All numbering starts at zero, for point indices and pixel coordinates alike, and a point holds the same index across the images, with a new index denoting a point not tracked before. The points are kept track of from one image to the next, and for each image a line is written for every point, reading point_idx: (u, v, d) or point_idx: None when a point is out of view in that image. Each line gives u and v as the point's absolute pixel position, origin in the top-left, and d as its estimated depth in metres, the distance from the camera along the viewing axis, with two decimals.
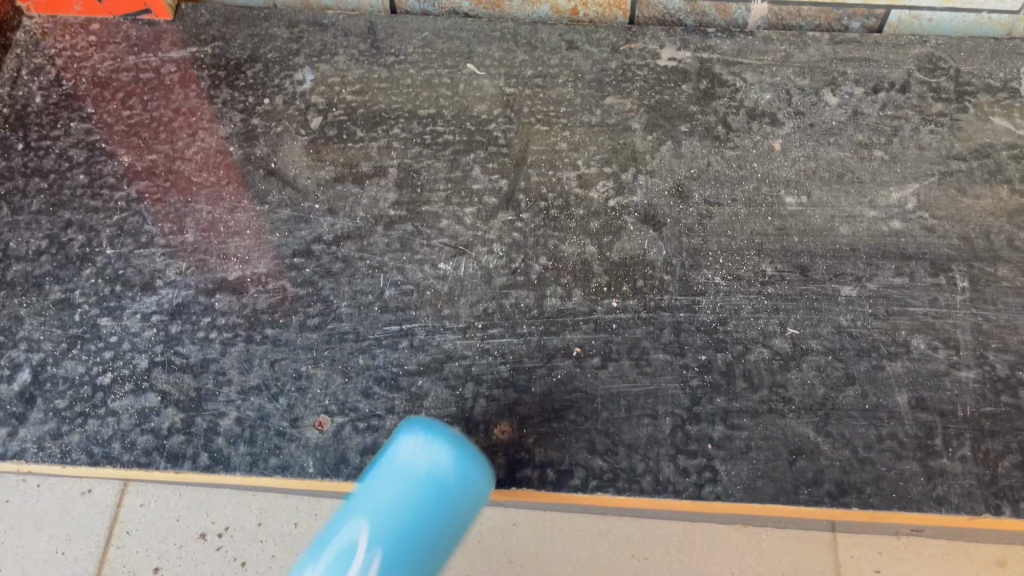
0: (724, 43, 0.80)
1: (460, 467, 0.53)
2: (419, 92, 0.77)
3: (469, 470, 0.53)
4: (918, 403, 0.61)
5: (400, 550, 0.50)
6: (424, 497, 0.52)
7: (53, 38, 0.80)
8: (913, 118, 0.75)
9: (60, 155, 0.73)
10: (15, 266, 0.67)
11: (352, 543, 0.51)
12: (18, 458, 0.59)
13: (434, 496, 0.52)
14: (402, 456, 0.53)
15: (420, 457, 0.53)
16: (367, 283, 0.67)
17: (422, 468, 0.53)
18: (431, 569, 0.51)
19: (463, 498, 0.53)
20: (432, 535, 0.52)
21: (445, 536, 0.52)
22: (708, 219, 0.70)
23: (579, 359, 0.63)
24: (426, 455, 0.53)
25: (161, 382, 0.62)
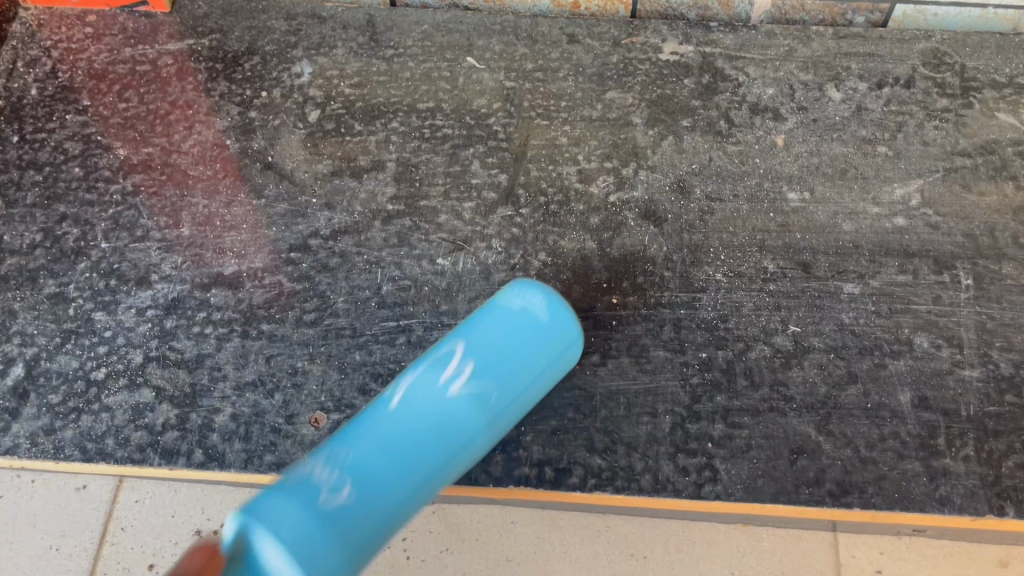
0: (727, 37, 0.80)
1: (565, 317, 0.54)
2: (418, 86, 0.76)
3: (571, 319, 0.55)
4: (920, 402, 0.60)
5: (493, 374, 0.51)
6: (524, 333, 0.53)
7: (49, 30, 0.79)
8: (918, 113, 0.74)
9: (55, 148, 0.72)
10: (9, 260, 0.67)
11: (445, 357, 0.51)
12: (11, 454, 0.59)
13: (534, 337, 0.53)
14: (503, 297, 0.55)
15: (514, 301, 0.54)
16: (364, 278, 0.66)
17: (526, 306, 0.54)
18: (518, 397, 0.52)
19: (559, 343, 0.54)
20: (528, 364, 0.52)
21: (536, 373, 0.53)
22: (710, 215, 0.69)
23: (578, 356, 0.63)
24: (520, 299, 0.54)
25: (156, 377, 0.61)
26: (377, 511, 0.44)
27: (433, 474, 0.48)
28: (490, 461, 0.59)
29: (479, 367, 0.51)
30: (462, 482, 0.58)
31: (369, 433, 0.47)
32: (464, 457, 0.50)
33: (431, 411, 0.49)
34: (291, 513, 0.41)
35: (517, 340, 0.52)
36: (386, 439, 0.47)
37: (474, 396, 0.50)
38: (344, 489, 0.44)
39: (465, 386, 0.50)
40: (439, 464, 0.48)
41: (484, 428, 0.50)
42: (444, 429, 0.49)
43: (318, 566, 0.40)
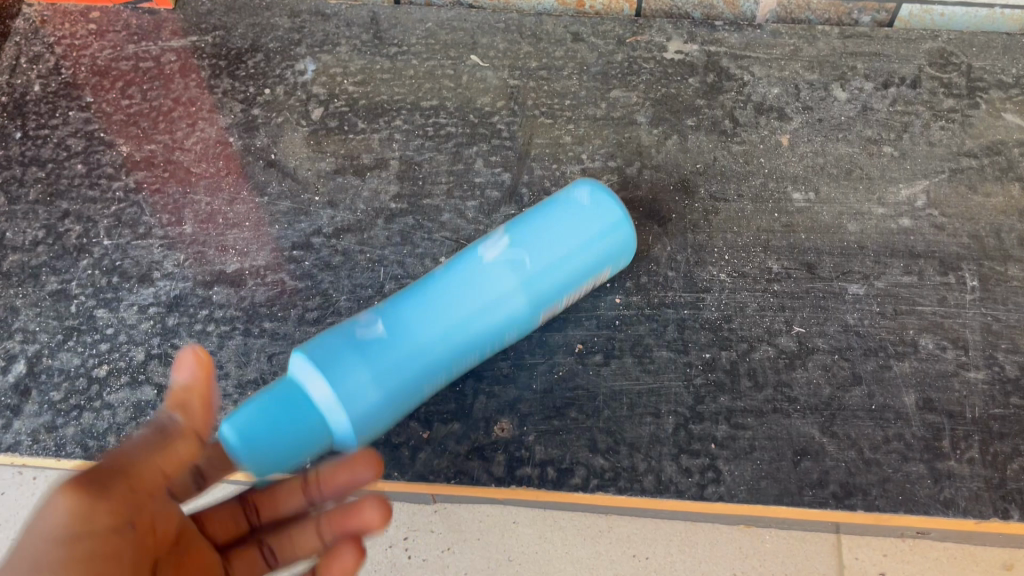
0: (732, 36, 0.80)
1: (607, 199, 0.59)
2: (421, 84, 0.76)
3: (614, 201, 0.59)
4: (925, 404, 0.60)
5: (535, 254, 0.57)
6: (566, 216, 0.58)
7: (53, 26, 0.79)
8: (924, 113, 0.74)
9: (58, 145, 0.72)
10: (11, 256, 0.66)
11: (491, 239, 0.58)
12: (12, 451, 0.58)
13: (578, 223, 0.58)
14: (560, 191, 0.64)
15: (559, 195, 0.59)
16: (366, 277, 0.66)
17: (573, 191, 0.59)
18: (561, 276, 0.58)
19: (599, 220, 0.58)
20: (563, 236, 0.57)
21: (572, 246, 0.57)
22: (714, 215, 0.69)
23: (581, 355, 0.62)
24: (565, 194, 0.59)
25: (158, 375, 0.61)
26: (406, 344, 0.53)
27: (461, 321, 0.55)
28: (492, 460, 0.59)
29: (522, 231, 0.58)
30: (464, 482, 0.58)
31: (423, 297, 0.55)
32: (506, 324, 0.57)
33: (470, 263, 0.56)
34: (340, 352, 0.52)
35: (558, 214, 0.58)
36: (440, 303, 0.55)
37: (508, 256, 0.56)
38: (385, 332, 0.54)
39: (502, 246, 0.57)
40: (468, 313, 0.55)
41: (515, 290, 0.56)
42: (492, 298, 0.56)
43: (359, 388, 0.51)
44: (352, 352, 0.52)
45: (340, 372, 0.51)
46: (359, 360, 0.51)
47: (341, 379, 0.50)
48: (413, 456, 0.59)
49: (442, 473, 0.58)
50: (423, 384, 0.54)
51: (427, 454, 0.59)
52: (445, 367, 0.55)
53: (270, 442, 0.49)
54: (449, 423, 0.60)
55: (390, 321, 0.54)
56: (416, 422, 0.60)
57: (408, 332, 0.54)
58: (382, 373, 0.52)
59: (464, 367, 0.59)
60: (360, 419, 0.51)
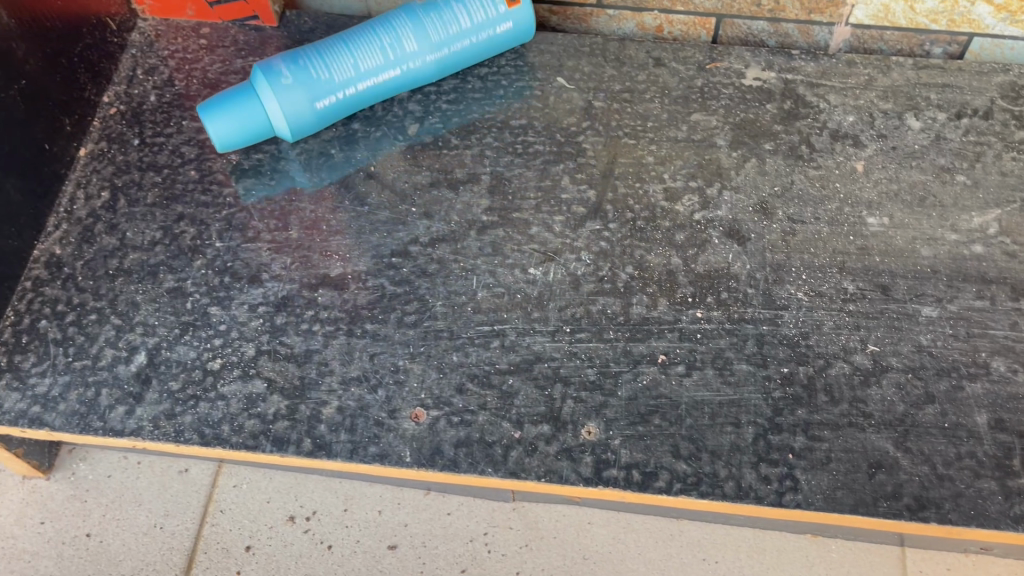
0: (808, 64, 0.83)
1: (527, 25, 0.81)
2: (511, 103, 0.82)
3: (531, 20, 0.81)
4: (996, 423, 0.62)
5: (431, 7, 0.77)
6: None
7: (166, 40, 0.87)
8: (996, 144, 0.77)
9: (172, 152, 0.78)
10: (131, 255, 0.72)
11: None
12: (135, 435, 0.63)
13: None
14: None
15: None
16: (460, 284, 0.70)
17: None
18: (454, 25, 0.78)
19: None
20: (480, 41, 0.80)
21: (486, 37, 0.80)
22: (792, 236, 0.72)
23: (664, 366, 0.65)
24: None
25: (267, 369, 0.66)
26: (350, 90, 0.76)
27: (396, 81, 0.79)
28: (580, 461, 0.61)
29: (457, 18, 0.78)
30: (554, 481, 0.61)
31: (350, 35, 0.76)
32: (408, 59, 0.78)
33: (421, 43, 0.77)
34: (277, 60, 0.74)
35: (484, 10, 0.78)
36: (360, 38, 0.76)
37: (440, 42, 0.78)
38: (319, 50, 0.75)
39: (444, 35, 0.78)
40: (398, 75, 0.78)
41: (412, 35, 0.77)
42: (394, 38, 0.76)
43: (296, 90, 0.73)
44: (309, 105, 0.75)
45: (298, 120, 0.75)
46: (313, 117, 0.76)
47: (300, 126, 0.76)
48: (505, 454, 0.62)
49: (533, 472, 0.61)
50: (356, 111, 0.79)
51: (518, 452, 0.62)
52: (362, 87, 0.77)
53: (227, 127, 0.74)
54: (538, 425, 0.63)
55: (346, 71, 0.75)
56: (507, 422, 0.63)
57: (358, 83, 0.76)
58: (327, 113, 0.76)
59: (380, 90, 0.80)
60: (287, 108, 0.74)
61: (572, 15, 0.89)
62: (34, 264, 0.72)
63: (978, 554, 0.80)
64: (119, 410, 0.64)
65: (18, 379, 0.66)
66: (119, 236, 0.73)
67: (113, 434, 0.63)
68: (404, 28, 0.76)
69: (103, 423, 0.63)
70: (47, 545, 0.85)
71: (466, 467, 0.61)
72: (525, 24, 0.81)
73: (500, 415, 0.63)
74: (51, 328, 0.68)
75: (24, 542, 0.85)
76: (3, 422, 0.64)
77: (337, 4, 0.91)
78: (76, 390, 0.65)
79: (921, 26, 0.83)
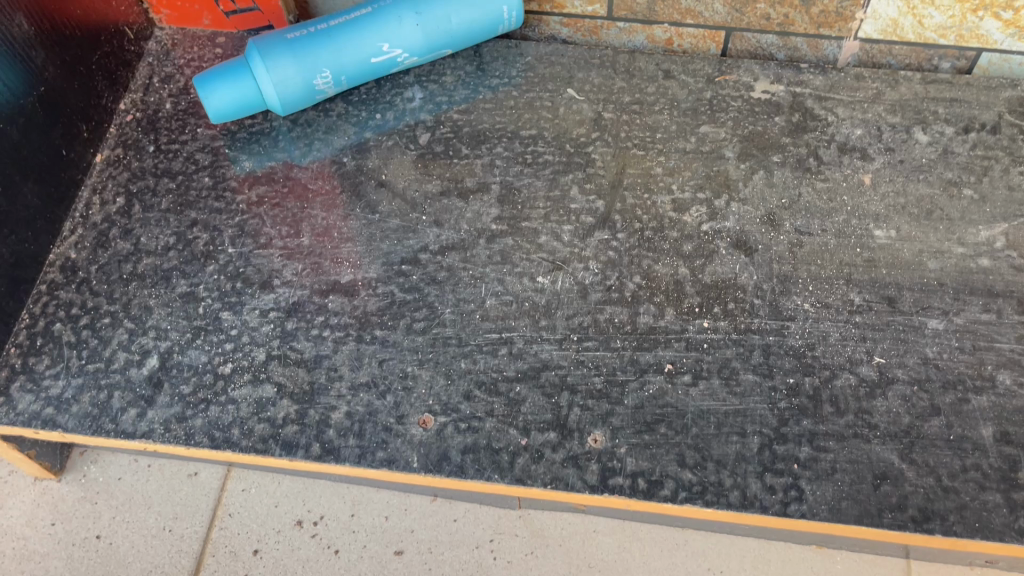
0: (816, 78, 0.84)
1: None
2: (521, 114, 0.83)
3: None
4: (1002, 436, 0.62)
5: None
6: None
7: (182, 49, 0.89)
8: (1003, 159, 0.77)
9: (187, 158, 0.80)
10: (145, 259, 0.73)
11: None
12: (146, 437, 0.64)
13: None
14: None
15: None
16: (469, 292, 0.70)
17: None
18: None
19: None
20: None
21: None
22: (799, 248, 0.72)
23: (670, 375, 0.66)
24: None
25: (278, 374, 0.66)
26: (320, 26, 0.77)
27: (370, 21, 0.78)
28: (586, 469, 0.62)
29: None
30: (560, 488, 0.61)
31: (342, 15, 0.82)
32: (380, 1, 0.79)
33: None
34: None
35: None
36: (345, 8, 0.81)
37: None
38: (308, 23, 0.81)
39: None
40: (370, 15, 0.78)
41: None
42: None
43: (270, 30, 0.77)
44: (277, 38, 0.76)
45: (270, 51, 0.75)
46: (285, 49, 0.76)
47: (274, 62, 0.75)
48: (512, 460, 0.62)
49: (540, 479, 0.61)
50: (339, 58, 0.78)
51: (525, 459, 0.62)
52: (336, 28, 0.78)
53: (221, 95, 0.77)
54: (545, 432, 0.63)
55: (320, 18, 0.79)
56: (515, 429, 0.63)
57: (329, 22, 0.78)
58: (300, 47, 0.76)
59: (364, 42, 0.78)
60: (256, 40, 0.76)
61: (582, 28, 0.90)
62: (49, 268, 0.73)
63: (984, 568, 0.81)
64: (131, 413, 0.65)
65: (32, 381, 0.67)
66: (134, 241, 0.74)
67: (124, 437, 0.64)
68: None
69: (115, 426, 0.64)
70: (57, 547, 0.86)
71: (473, 474, 0.62)
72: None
73: (507, 422, 0.64)
74: (65, 331, 0.69)
75: (34, 544, 0.86)
76: (17, 423, 0.65)
77: None
78: (89, 393, 0.66)
79: (929, 41, 0.83)
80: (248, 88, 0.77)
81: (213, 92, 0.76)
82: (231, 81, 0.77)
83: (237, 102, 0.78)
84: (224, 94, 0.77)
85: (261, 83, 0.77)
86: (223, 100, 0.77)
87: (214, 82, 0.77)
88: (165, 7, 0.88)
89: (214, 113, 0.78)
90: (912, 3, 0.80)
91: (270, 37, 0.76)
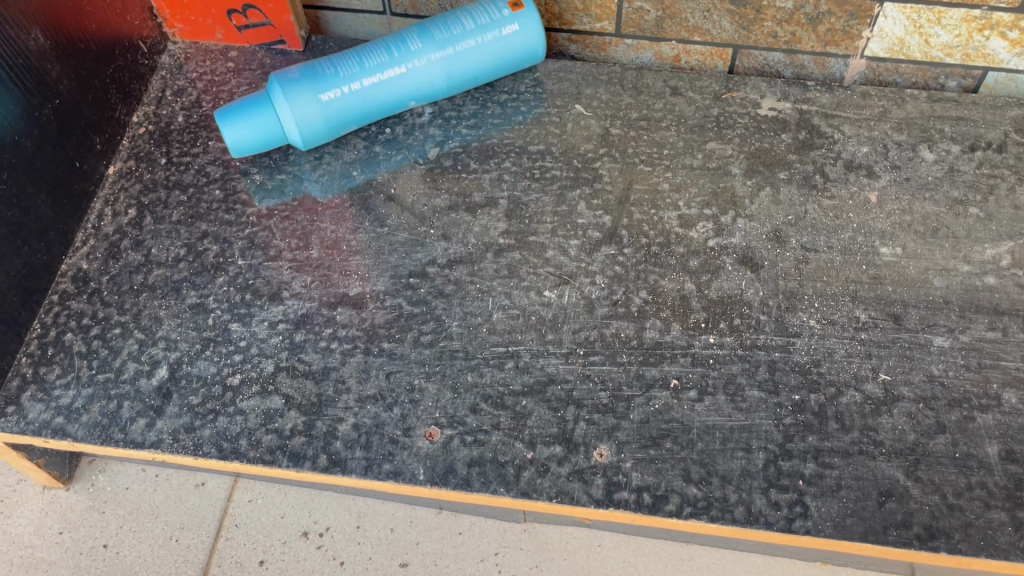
0: (823, 95, 0.85)
1: (534, 36, 0.83)
2: (529, 130, 0.83)
3: (537, 30, 0.82)
4: (1007, 454, 0.62)
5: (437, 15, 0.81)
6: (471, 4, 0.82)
7: (195, 63, 0.90)
8: (1009, 177, 0.77)
9: (198, 171, 0.81)
10: (155, 271, 0.74)
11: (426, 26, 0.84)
12: (155, 448, 0.64)
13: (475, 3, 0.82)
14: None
15: None
16: (476, 305, 0.71)
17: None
18: (456, 24, 0.80)
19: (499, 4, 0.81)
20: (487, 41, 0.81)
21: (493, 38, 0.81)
22: (805, 265, 0.72)
23: (676, 391, 0.66)
24: None
25: (285, 386, 0.67)
26: (354, 85, 0.78)
27: (403, 81, 0.80)
28: (591, 483, 0.62)
29: (460, 19, 0.80)
30: (565, 502, 0.61)
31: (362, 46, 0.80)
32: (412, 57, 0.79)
33: (424, 41, 0.80)
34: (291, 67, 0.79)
35: (487, 12, 0.81)
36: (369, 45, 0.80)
37: (443, 40, 0.80)
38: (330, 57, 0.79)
39: (446, 32, 0.80)
40: (403, 73, 0.80)
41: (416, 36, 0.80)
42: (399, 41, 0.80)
43: (302, 84, 0.76)
44: (314, 97, 0.76)
45: (307, 116, 0.77)
46: (320, 112, 0.77)
47: (310, 124, 0.77)
48: (518, 474, 0.62)
49: (545, 492, 0.62)
50: (367, 113, 0.80)
51: (530, 473, 0.62)
52: (368, 87, 0.79)
53: (244, 131, 0.77)
54: (551, 446, 0.63)
55: (351, 68, 0.78)
56: (520, 443, 0.64)
57: (364, 78, 0.78)
58: (335, 111, 0.78)
59: (393, 99, 0.81)
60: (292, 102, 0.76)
61: (590, 44, 0.91)
62: (61, 278, 0.74)
63: None
64: (140, 423, 0.65)
65: (42, 391, 0.67)
66: (145, 253, 0.75)
67: (133, 446, 0.64)
68: (409, 32, 0.80)
69: (124, 435, 0.65)
70: (64, 555, 0.86)
71: (478, 487, 0.62)
72: (532, 33, 0.82)
73: (513, 435, 0.64)
74: (76, 341, 0.70)
75: (41, 553, 0.87)
76: (27, 432, 0.65)
77: (362, 30, 0.95)
78: (99, 402, 0.66)
79: (935, 59, 0.84)
80: (270, 121, 0.77)
81: (235, 124, 0.77)
82: (256, 118, 0.77)
83: (259, 139, 0.78)
84: (246, 127, 0.77)
85: (290, 134, 0.79)
86: (246, 137, 0.77)
87: (238, 115, 0.77)
88: (179, 22, 0.90)
89: (235, 147, 0.78)
90: (918, 21, 0.80)
91: (306, 99, 0.76)
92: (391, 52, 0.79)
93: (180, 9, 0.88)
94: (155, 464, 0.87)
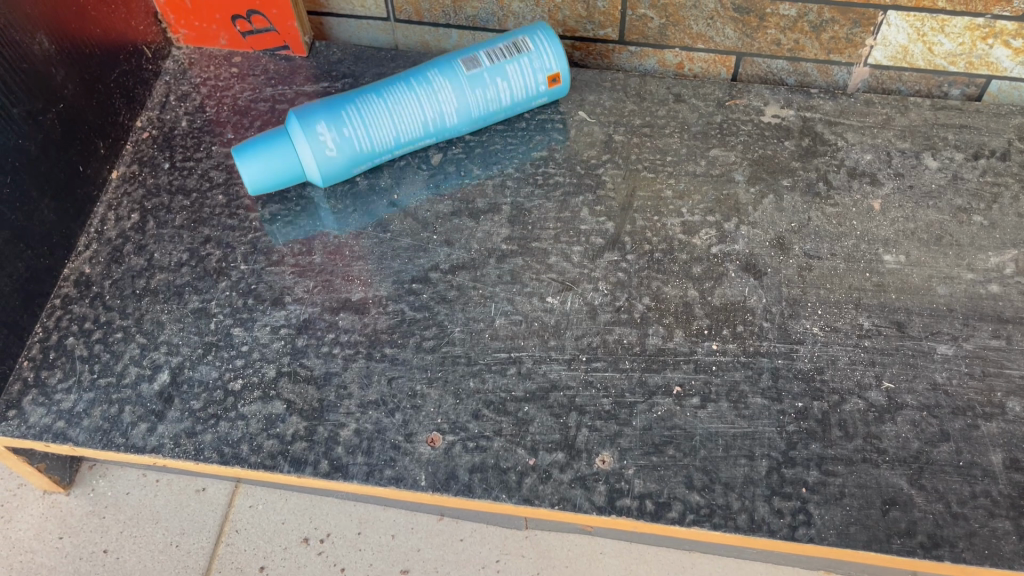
0: (826, 103, 0.85)
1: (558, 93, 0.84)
2: (532, 136, 0.83)
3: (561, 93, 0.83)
4: (1012, 463, 0.62)
5: (479, 82, 0.78)
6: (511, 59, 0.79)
7: (199, 68, 0.90)
8: (1013, 185, 0.77)
9: (201, 175, 0.81)
10: (158, 275, 0.74)
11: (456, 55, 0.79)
12: (156, 452, 0.64)
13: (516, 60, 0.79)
14: (544, 28, 0.80)
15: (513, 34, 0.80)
16: (479, 311, 0.71)
17: (551, 69, 0.80)
18: (494, 101, 0.80)
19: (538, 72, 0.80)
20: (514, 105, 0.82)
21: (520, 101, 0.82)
22: (808, 272, 0.72)
23: (679, 398, 0.66)
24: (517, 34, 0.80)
25: (287, 391, 0.67)
26: (385, 156, 0.79)
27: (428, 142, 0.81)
28: (594, 490, 0.61)
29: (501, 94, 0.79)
30: (567, 508, 0.61)
31: (395, 98, 0.76)
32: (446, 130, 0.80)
33: (461, 117, 0.79)
34: (322, 118, 0.74)
35: (525, 86, 0.80)
36: (406, 106, 0.77)
37: (478, 115, 0.80)
38: (364, 114, 0.75)
39: (483, 110, 0.80)
40: (432, 139, 0.80)
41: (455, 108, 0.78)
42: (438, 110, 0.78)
43: (339, 161, 0.75)
44: (348, 171, 0.77)
45: (336, 182, 0.78)
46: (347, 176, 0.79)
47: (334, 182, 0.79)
48: (520, 480, 0.62)
49: (547, 499, 0.61)
50: None
51: (532, 479, 0.62)
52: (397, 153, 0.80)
53: (263, 173, 0.75)
54: (553, 452, 0.63)
55: (388, 142, 0.77)
56: (523, 449, 0.63)
57: (396, 149, 0.79)
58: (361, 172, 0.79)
59: None
60: (326, 176, 0.76)
61: (594, 51, 0.91)
62: (64, 282, 0.74)
63: None
64: (142, 427, 0.65)
65: (44, 395, 0.67)
66: (147, 257, 0.75)
67: (134, 451, 0.64)
68: (448, 98, 0.78)
69: (125, 440, 0.65)
70: (64, 560, 0.86)
71: (480, 493, 0.62)
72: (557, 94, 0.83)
73: (515, 441, 0.64)
74: (78, 345, 0.70)
75: (42, 558, 0.86)
76: (28, 436, 0.65)
77: (366, 36, 0.96)
78: (100, 407, 0.66)
79: (939, 67, 0.84)
80: (287, 159, 0.75)
81: (250, 157, 0.74)
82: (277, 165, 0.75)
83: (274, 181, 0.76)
84: (266, 169, 0.75)
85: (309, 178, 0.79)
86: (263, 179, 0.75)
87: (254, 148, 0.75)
88: (183, 27, 0.90)
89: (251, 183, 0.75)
90: (922, 29, 0.80)
91: (340, 173, 0.77)
92: (428, 126, 0.78)
93: (184, 14, 0.88)
94: (156, 469, 0.87)
